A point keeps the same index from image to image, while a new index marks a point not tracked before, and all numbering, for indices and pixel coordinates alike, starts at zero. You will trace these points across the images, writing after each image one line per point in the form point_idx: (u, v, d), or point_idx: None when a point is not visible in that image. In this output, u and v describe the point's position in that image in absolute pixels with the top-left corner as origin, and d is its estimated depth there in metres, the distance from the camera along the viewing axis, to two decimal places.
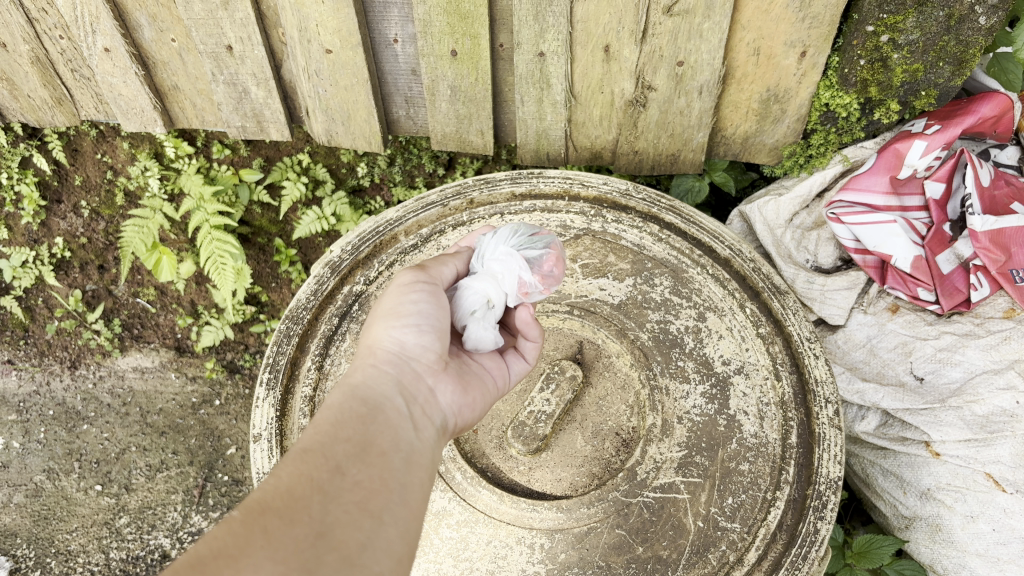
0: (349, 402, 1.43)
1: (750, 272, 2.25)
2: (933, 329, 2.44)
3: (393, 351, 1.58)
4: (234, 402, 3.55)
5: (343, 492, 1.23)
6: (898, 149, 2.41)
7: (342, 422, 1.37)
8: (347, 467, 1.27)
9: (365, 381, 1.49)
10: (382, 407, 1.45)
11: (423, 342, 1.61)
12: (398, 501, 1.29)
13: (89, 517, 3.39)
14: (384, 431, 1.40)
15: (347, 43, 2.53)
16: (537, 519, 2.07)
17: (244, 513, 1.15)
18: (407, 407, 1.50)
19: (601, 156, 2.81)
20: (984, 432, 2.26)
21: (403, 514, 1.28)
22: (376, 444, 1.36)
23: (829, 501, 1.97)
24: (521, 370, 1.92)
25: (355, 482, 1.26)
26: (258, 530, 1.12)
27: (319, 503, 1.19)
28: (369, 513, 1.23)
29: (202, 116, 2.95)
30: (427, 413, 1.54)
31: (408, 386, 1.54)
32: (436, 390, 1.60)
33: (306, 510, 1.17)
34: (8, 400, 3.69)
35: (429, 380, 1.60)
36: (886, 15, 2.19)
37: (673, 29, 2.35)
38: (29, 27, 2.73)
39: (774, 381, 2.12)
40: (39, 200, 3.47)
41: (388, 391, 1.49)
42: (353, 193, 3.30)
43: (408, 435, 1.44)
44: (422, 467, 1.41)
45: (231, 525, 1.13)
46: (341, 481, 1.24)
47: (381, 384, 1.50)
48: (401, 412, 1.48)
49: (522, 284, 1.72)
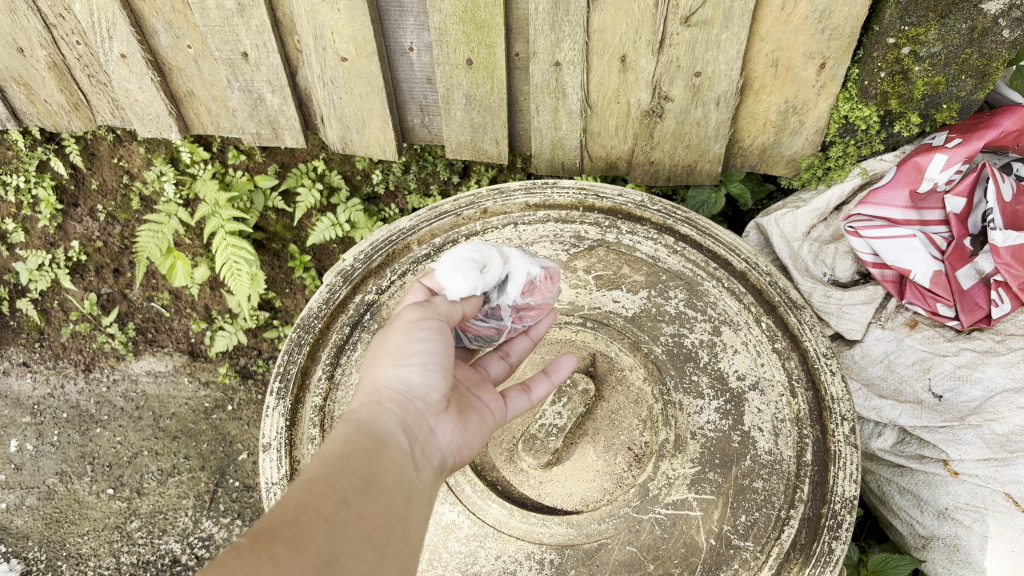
0: (355, 435, 1.36)
1: (766, 286, 2.21)
2: (953, 346, 2.40)
3: (400, 390, 1.48)
4: (247, 408, 3.54)
5: (348, 523, 1.18)
6: (918, 162, 2.36)
7: (348, 458, 1.30)
8: (352, 500, 1.23)
9: (372, 417, 1.41)
10: (387, 443, 1.38)
11: (428, 381, 1.51)
12: (399, 538, 1.25)
13: (100, 520, 3.39)
14: (388, 471, 1.33)
15: (362, 52, 2.52)
16: (547, 534, 2.06)
17: (250, 539, 1.08)
18: (411, 446, 1.43)
19: (616, 166, 2.79)
20: (1004, 451, 2.22)
21: (402, 551, 1.24)
22: (380, 479, 1.31)
23: (844, 520, 1.93)
24: (521, 407, 1.84)
25: (360, 515, 1.22)
26: (266, 554, 1.06)
27: (325, 532, 1.15)
28: (373, 547, 1.19)
29: (217, 123, 2.95)
30: (429, 452, 1.48)
31: (413, 425, 1.46)
32: (440, 429, 1.53)
33: (312, 536, 1.13)
34: (22, 403, 3.72)
35: (433, 420, 1.51)
36: (907, 26, 2.16)
37: (690, 39, 2.32)
38: (46, 33, 2.74)
39: (789, 398, 2.08)
40: (56, 204, 3.47)
41: (394, 429, 1.41)
42: (367, 201, 3.29)
43: (410, 473, 1.38)
44: (421, 508, 1.36)
45: (239, 550, 1.06)
46: (347, 513, 1.20)
47: (388, 421, 1.41)
48: (406, 450, 1.41)
49: (530, 280, 1.74)
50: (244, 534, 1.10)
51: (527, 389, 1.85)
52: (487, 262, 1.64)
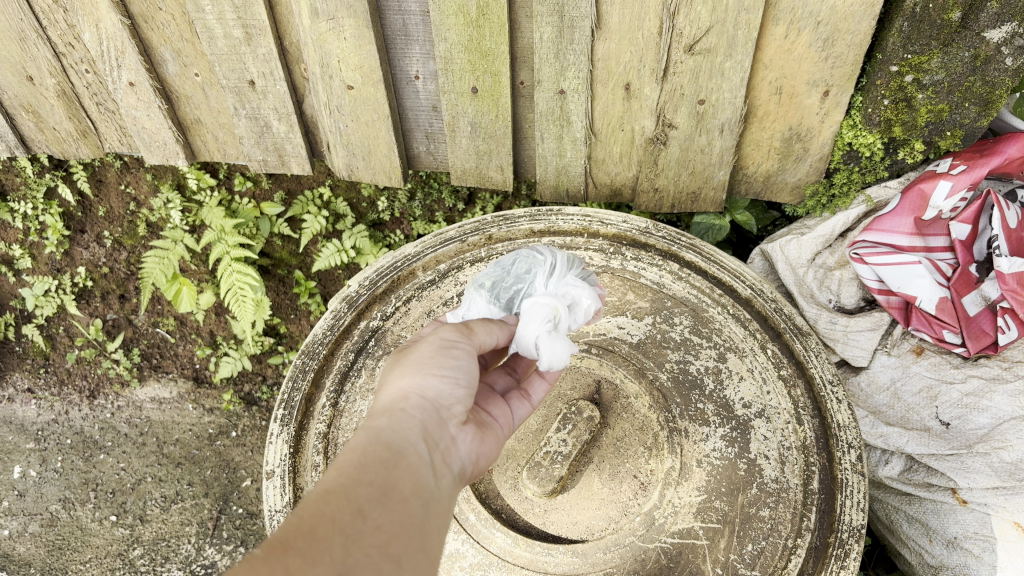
0: (374, 444, 1.37)
1: (772, 312, 2.20)
2: (959, 373, 2.39)
3: (426, 402, 1.51)
4: (251, 434, 3.54)
5: (364, 534, 1.17)
6: (922, 189, 2.37)
7: (369, 463, 1.31)
8: (368, 510, 1.22)
9: (392, 424, 1.44)
10: (405, 452, 1.39)
11: (455, 393, 1.57)
12: (418, 548, 1.24)
13: (103, 548, 3.35)
14: (407, 479, 1.33)
15: (368, 80, 2.54)
16: (552, 563, 2.05)
17: (264, 551, 1.08)
18: (430, 454, 1.43)
19: (621, 193, 2.80)
20: (1013, 479, 2.20)
21: (421, 560, 1.23)
22: (398, 488, 1.30)
23: (851, 550, 1.90)
24: (525, 413, 1.87)
25: (377, 524, 1.20)
26: (280, 565, 1.05)
27: (341, 543, 1.14)
28: (389, 558, 1.17)
29: (224, 150, 2.97)
30: (448, 462, 1.48)
31: (432, 431, 1.48)
32: (458, 438, 1.55)
33: (326, 547, 1.12)
34: (26, 429, 3.71)
35: (451, 429, 1.54)
36: (910, 55, 2.18)
37: (694, 67, 2.34)
38: (55, 62, 2.76)
39: (795, 425, 2.07)
40: (63, 230, 3.49)
41: (414, 437, 1.43)
42: (373, 227, 3.30)
43: (429, 482, 1.38)
44: (440, 515, 1.35)
45: (253, 562, 1.05)
46: (363, 524, 1.19)
47: (409, 429, 1.43)
48: (424, 458, 1.41)
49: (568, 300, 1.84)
50: (257, 549, 1.10)
51: (527, 394, 1.90)
52: (555, 313, 1.68)
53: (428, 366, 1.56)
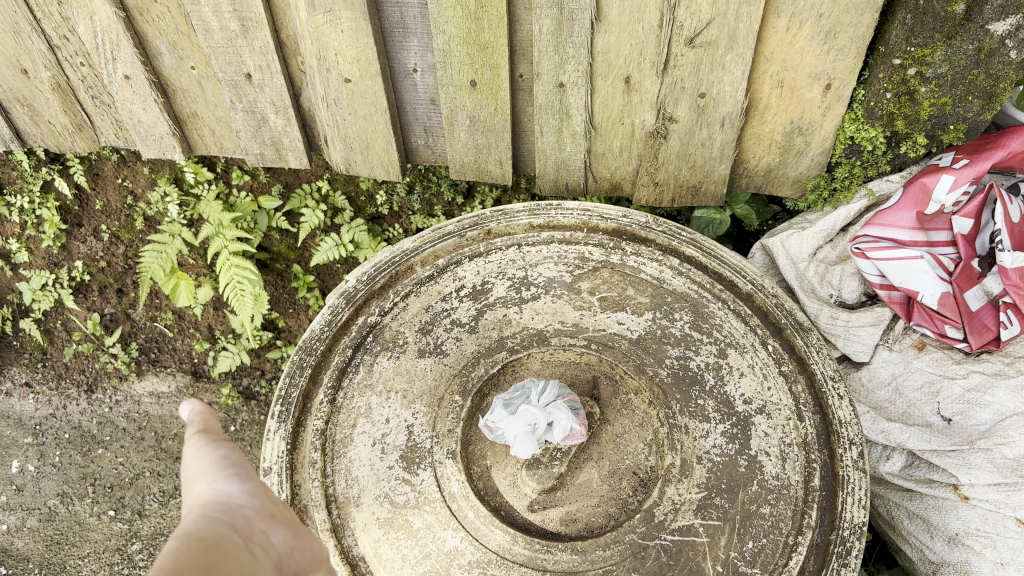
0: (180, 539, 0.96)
1: (772, 308, 2.19)
2: (961, 368, 2.38)
3: (223, 497, 1.12)
4: (250, 428, 3.53)
5: None
6: (925, 183, 2.34)
7: (173, 552, 0.91)
8: None
9: (179, 528, 1.01)
10: (219, 543, 0.99)
11: (250, 487, 1.16)
12: None
13: (101, 542, 3.37)
14: (233, 563, 0.96)
15: (366, 73, 2.52)
16: (551, 561, 1.99)
17: None
18: (250, 545, 1.05)
19: (621, 187, 2.78)
20: (1015, 476, 2.19)
21: None
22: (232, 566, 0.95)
23: (853, 547, 1.88)
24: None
25: None
26: None
27: None
28: None
29: (221, 143, 2.95)
30: (273, 559, 1.08)
31: (241, 524, 1.08)
32: (274, 538, 1.12)
33: None
34: (24, 423, 3.69)
35: (262, 525, 1.12)
36: (913, 47, 2.15)
37: (695, 60, 2.31)
38: (50, 54, 2.74)
39: (796, 422, 2.06)
40: (60, 224, 3.46)
41: (221, 529, 1.03)
42: (371, 221, 3.28)
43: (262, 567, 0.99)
44: None
45: None
46: None
47: (207, 521, 1.04)
48: (245, 549, 1.03)
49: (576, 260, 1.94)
50: None
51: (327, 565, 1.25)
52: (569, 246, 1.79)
53: (211, 468, 1.18)
